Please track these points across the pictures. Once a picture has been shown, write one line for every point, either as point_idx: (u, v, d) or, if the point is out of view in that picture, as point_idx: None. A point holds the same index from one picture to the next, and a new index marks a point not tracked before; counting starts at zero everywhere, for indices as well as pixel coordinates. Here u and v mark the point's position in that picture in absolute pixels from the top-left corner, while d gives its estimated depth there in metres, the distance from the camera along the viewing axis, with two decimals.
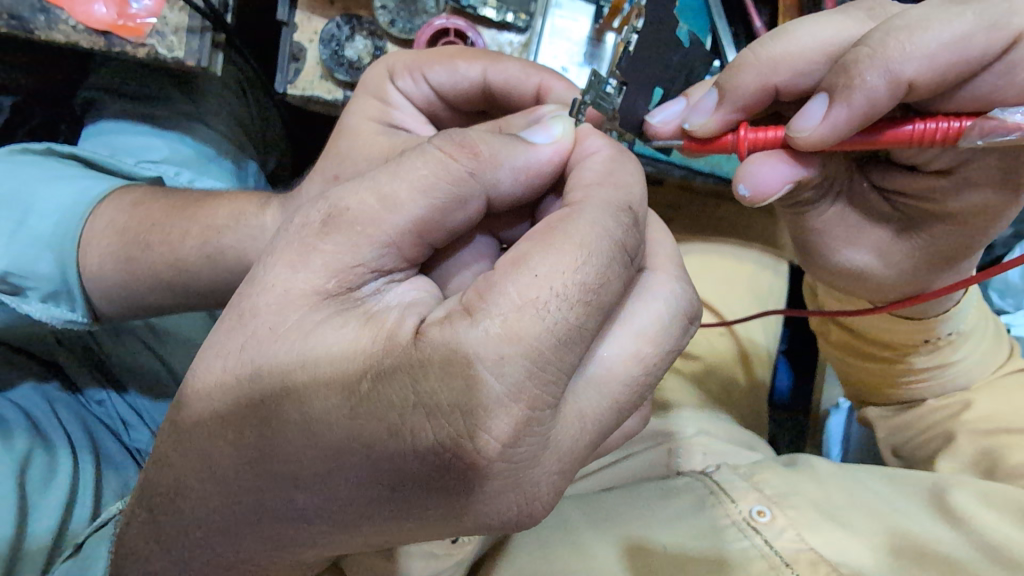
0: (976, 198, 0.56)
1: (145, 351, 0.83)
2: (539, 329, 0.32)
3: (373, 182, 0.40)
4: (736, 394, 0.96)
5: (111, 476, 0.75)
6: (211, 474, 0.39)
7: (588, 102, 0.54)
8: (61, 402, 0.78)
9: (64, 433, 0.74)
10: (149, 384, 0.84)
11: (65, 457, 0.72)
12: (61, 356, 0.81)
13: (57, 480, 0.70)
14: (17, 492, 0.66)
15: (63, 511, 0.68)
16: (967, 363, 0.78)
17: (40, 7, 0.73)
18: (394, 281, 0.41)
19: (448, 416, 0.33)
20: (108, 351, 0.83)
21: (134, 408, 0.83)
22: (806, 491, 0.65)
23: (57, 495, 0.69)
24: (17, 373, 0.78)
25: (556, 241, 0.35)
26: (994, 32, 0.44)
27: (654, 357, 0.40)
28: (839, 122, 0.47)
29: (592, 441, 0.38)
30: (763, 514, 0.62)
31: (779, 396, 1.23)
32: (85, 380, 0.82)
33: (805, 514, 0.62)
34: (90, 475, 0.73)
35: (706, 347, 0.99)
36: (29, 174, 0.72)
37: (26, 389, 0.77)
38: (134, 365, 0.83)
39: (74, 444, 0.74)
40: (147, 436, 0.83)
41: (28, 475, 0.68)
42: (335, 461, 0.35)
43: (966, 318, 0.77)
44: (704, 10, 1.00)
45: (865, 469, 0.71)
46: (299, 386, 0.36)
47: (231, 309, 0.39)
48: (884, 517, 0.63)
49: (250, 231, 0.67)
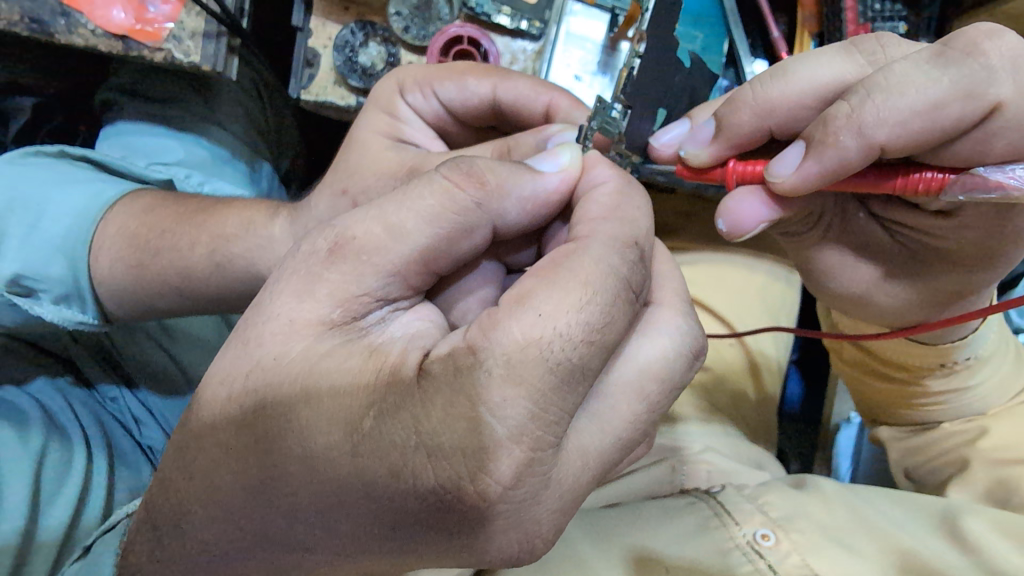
0: (974, 235, 0.55)
1: (155, 350, 0.85)
2: (542, 369, 0.32)
3: (379, 211, 0.40)
4: (744, 409, 0.96)
5: (123, 471, 0.77)
6: (214, 501, 0.39)
7: (594, 128, 0.53)
8: (75, 397, 0.79)
9: (78, 424, 0.76)
10: (165, 383, 0.85)
11: (80, 452, 0.73)
12: (77, 353, 0.83)
13: (70, 476, 0.71)
14: (31, 481, 0.68)
15: (74, 508, 0.70)
16: (984, 388, 0.77)
17: (61, 11, 0.73)
18: (398, 309, 0.41)
19: (450, 458, 0.32)
20: (122, 349, 0.84)
21: (147, 406, 0.84)
22: (815, 517, 0.64)
23: (70, 492, 0.70)
24: (31, 369, 0.79)
25: (560, 279, 0.35)
26: (969, 102, 0.43)
27: (659, 394, 0.39)
28: (808, 177, 0.47)
29: (594, 477, 0.38)
30: (767, 538, 0.62)
31: (789, 406, 1.22)
32: (97, 376, 0.83)
33: (810, 538, 0.61)
34: (103, 468, 0.75)
35: (715, 358, 0.98)
36: (41, 177, 0.72)
37: (39, 384, 0.78)
38: (146, 363, 0.85)
39: (87, 438, 0.75)
40: (160, 433, 0.84)
41: (44, 469, 0.69)
42: (337, 497, 0.35)
43: (986, 343, 0.76)
44: (721, 15, 0.99)
45: (877, 491, 0.70)
46: (301, 420, 0.36)
47: (237, 336, 0.40)
48: (895, 538, 0.62)
49: (259, 241, 0.69)
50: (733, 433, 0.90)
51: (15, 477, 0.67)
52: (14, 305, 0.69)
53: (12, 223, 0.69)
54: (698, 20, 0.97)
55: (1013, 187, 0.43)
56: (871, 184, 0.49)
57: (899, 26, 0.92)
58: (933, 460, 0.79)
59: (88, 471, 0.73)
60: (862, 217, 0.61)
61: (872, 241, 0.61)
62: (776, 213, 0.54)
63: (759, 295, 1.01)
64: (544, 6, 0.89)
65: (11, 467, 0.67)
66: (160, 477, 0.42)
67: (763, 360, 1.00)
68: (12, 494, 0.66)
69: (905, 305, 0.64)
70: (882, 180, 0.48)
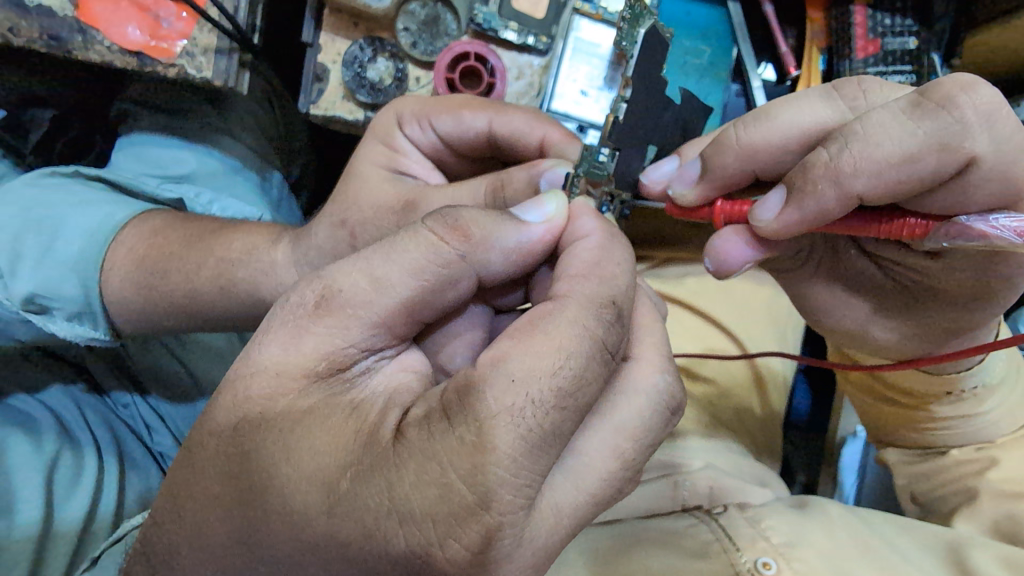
0: (964, 278, 0.54)
1: (168, 359, 0.86)
2: (513, 435, 0.33)
3: (367, 263, 0.41)
4: (750, 426, 0.94)
5: (133, 478, 0.80)
6: (200, 546, 0.40)
7: (580, 175, 0.55)
8: (88, 405, 0.82)
9: (91, 433, 0.79)
10: (172, 390, 0.87)
11: (90, 457, 0.77)
12: (89, 361, 0.85)
13: (85, 475, 0.75)
14: (43, 485, 0.72)
15: (91, 502, 0.75)
16: (993, 416, 0.75)
17: (77, 27, 0.74)
18: (384, 358, 0.42)
19: (422, 524, 0.34)
20: (136, 358, 0.86)
21: (158, 412, 0.86)
22: (817, 544, 0.64)
23: (85, 490, 0.75)
24: (46, 376, 0.82)
25: (535, 342, 0.36)
26: (944, 155, 0.43)
27: (632, 451, 0.41)
28: (788, 224, 0.47)
29: (568, 531, 0.39)
30: (769, 566, 0.61)
31: (796, 415, 1.16)
32: (111, 385, 0.85)
33: (813, 569, 0.61)
34: (114, 475, 0.78)
35: (719, 370, 0.95)
36: (55, 198, 0.74)
37: (55, 392, 0.81)
38: (160, 372, 0.86)
39: (99, 445, 0.79)
40: (170, 440, 0.86)
41: (56, 474, 0.73)
42: (314, 554, 0.36)
43: (994, 370, 0.74)
44: (729, 31, 1.00)
45: (883, 519, 0.70)
46: (281, 478, 0.37)
47: (227, 388, 0.41)
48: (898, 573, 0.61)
49: (262, 267, 0.71)
50: (737, 449, 0.89)
51: (30, 480, 0.71)
52: (30, 321, 0.72)
53: (28, 243, 0.70)
54: (706, 35, 0.98)
55: (996, 237, 0.42)
56: (854, 228, 0.48)
57: (908, 40, 0.91)
58: (942, 488, 0.78)
59: (99, 479, 0.76)
60: (853, 252, 0.60)
61: (865, 277, 0.60)
62: (762, 254, 0.55)
63: (766, 311, 1.00)
64: (551, 22, 0.90)
65: (25, 471, 0.71)
66: (156, 514, 0.43)
67: (771, 375, 0.98)
68: (27, 494, 0.71)
69: (899, 341, 0.63)
70: (865, 224, 0.48)
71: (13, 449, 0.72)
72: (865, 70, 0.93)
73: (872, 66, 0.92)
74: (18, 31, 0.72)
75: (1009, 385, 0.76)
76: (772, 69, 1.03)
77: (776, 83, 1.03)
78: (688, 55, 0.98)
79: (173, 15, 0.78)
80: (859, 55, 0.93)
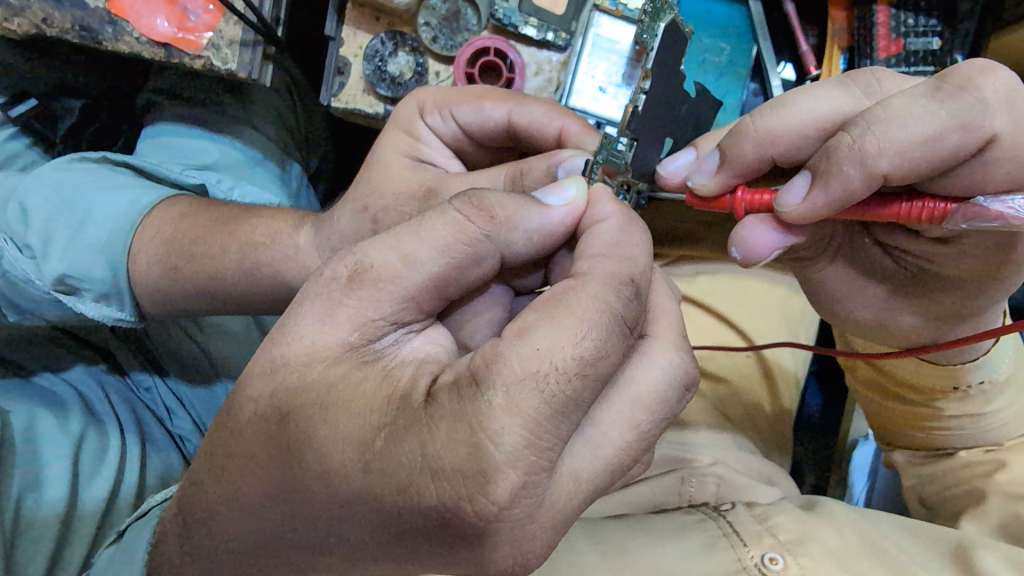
0: (973, 264, 0.56)
1: (187, 343, 0.88)
2: (537, 400, 0.36)
3: (397, 241, 0.43)
4: (762, 420, 0.95)
5: (154, 457, 0.83)
6: (239, 504, 0.43)
7: (600, 162, 0.57)
8: (110, 386, 0.85)
9: (113, 411, 0.82)
10: (190, 370, 0.89)
11: (114, 435, 0.80)
12: (112, 342, 0.88)
13: (109, 454, 0.78)
14: (71, 462, 0.74)
15: (113, 483, 0.77)
16: (1002, 413, 0.76)
17: (108, 19, 0.76)
18: (411, 332, 0.44)
19: (452, 479, 0.37)
20: (156, 340, 0.88)
21: (177, 395, 0.88)
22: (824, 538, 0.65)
23: (108, 471, 0.77)
24: (70, 356, 0.85)
25: (558, 315, 0.38)
26: (965, 134, 0.45)
27: (649, 423, 0.44)
28: (815, 206, 0.48)
29: (585, 498, 0.42)
30: (775, 562, 0.63)
31: (807, 417, 1.17)
32: (132, 365, 0.88)
33: (818, 564, 0.62)
34: (136, 453, 0.81)
35: (731, 367, 0.96)
36: (85, 182, 0.76)
37: (78, 372, 0.84)
38: (179, 352, 0.88)
39: (123, 426, 0.82)
40: (190, 423, 0.88)
41: (82, 452, 0.76)
42: (352, 510, 0.40)
43: (1001, 367, 0.74)
44: (749, 28, 1.01)
45: (888, 517, 0.71)
46: (319, 438, 0.40)
47: (263, 356, 0.43)
48: (901, 568, 0.63)
49: (285, 249, 0.73)
50: (745, 445, 0.90)
51: (58, 458, 0.74)
52: (59, 302, 0.75)
53: (59, 226, 0.73)
54: (725, 32, 1.00)
55: (1012, 217, 0.43)
56: (874, 213, 0.50)
57: (932, 41, 0.91)
58: (952, 487, 0.78)
59: (123, 457, 0.79)
60: (867, 241, 0.62)
61: (876, 264, 0.62)
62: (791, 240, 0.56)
63: (779, 307, 1.00)
64: (572, 18, 0.91)
65: (54, 450, 0.74)
66: (193, 479, 0.46)
67: (780, 371, 0.97)
68: (55, 473, 0.73)
69: (911, 327, 0.64)
70: (884, 209, 0.50)
71: (42, 430, 0.75)
72: (887, 68, 0.92)
73: (895, 65, 0.92)
74: (51, 22, 0.75)
75: (1016, 383, 0.76)
76: (789, 66, 1.04)
77: (796, 81, 1.03)
78: (707, 53, 0.99)
79: (200, 8, 0.81)
80: (881, 55, 0.93)
